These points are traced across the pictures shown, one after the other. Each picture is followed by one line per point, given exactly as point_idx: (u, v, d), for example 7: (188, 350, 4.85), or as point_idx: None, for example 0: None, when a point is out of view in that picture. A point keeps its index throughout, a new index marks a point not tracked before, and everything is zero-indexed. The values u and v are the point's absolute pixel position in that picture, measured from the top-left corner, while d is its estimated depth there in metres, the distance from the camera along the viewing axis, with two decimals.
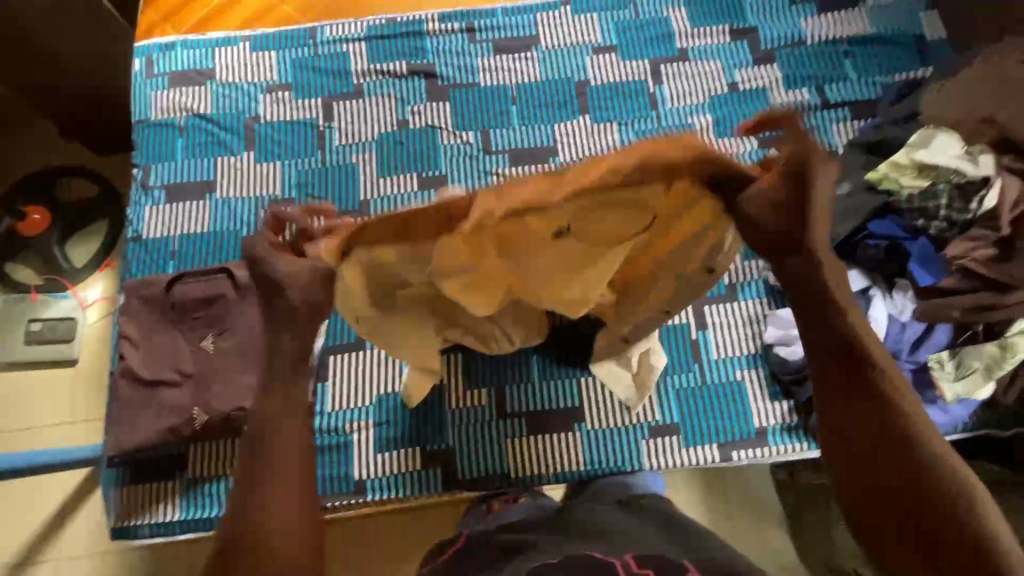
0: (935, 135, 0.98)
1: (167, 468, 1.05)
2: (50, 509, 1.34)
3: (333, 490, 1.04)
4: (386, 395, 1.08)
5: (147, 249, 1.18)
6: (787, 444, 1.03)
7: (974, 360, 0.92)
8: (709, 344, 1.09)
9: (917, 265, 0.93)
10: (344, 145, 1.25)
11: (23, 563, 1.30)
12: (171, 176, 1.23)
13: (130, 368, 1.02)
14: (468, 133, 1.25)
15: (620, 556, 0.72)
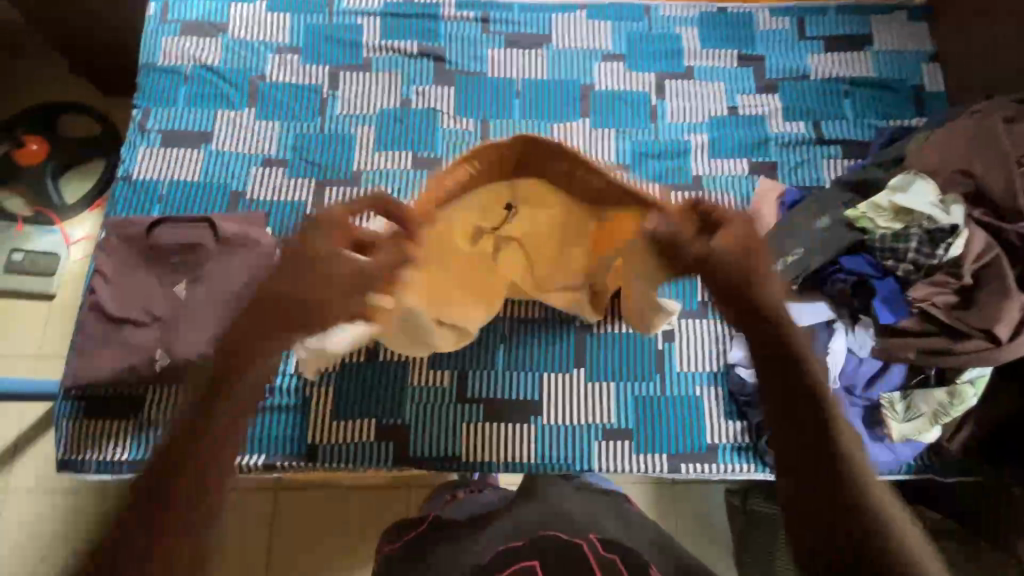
0: (915, 181, 0.99)
1: (122, 407, 1.05)
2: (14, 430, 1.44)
3: (284, 451, 1.04)
4: (350, 364, 1.09)
5: (135, 190, 1.19)
6: (734, 463, 1.04)
7: (923, 405, 0.97)
8: (673, 355, 1.10)
9: (881, 303, 0.96)
10: (344, 115, 1.26)
11: None
12: (169, 122, 1.23)
13: (99, 303, 1.02)
14: (469, 121, 1.27)
15: (585, 537, 0.74)
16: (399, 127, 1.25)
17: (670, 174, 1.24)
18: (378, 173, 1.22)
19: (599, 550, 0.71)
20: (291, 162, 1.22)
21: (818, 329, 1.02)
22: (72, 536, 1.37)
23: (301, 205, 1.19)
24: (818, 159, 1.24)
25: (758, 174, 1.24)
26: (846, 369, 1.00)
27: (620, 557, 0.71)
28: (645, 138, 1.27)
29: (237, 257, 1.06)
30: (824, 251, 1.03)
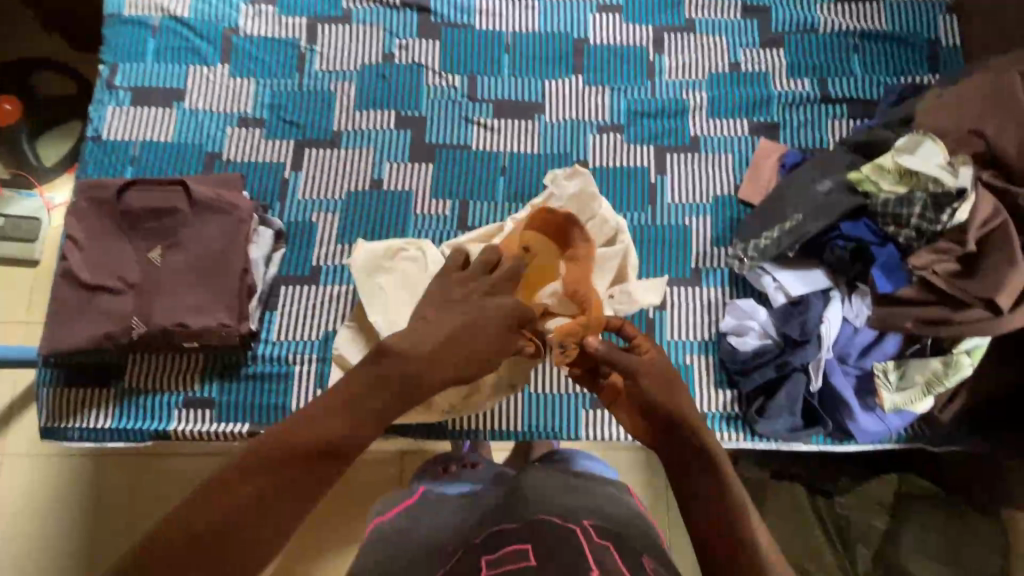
0: (923, 141, 0.94)
1: (102, 375, 1.04)
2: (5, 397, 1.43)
3: (268, 420, 1.03)
4: (333, 331, 1.07)
5: (105, 151, 1.13)
6: (724, 431, 1.03)
7: (917, 375, 0.94)
8: (664, 323, 1.08)
9: (880, 271, 0.93)
10: (323, 71, 1.19)
11: None
12: (138, 79, 1.17)
13: (71, 270, 0.99)
14: (454, 77, 1.20)
15: (578, 522, 0.73)
16: (381, 84, 1.19)
17: (667, 136, 1.18)
18: (360, 133, 1.16)
19: (593, 537, 0.69)
20: (267, 122, 1.16)
21: (816, 297, 0.99)
22: (68, 500, 1.38)
23: (279, 168, 1.14)
24: (823, 119, 1.17)
25: (759, 135, 1.18)
26: (840, 339, 0.98)
27: (614, 546, 0.69)
28: (640, 96, 1.20)
29: (213, 222, 1.02)
30: (823, 216, 0.99)
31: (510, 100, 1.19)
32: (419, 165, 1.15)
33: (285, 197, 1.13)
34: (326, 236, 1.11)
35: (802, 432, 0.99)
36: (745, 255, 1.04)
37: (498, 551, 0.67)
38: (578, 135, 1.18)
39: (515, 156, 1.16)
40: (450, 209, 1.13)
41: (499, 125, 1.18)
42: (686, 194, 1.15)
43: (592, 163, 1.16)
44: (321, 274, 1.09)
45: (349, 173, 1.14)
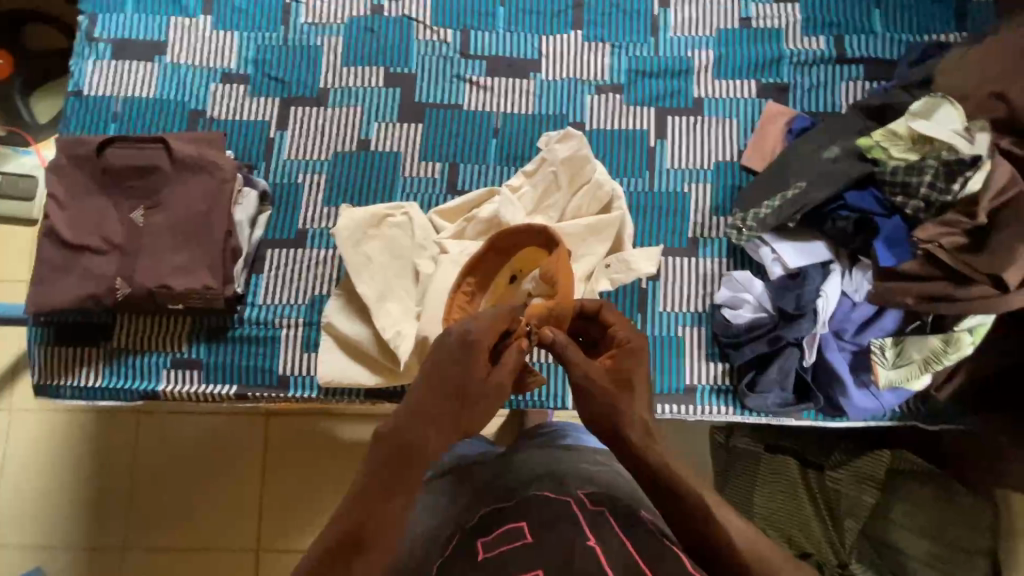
0: (940, 105, 0.87)
1: (92, 334, 1.04)
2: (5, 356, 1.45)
3: (256, 382, 1.03)
4: (320, 296, 1.05)
5: (87, 107, 1.10)
6: (712, 404, 1.02)
7: (915, 351, 0.92)
8: (657, 294, 1.05)
9: (883, 243, 0.90)
10: (310, 23, 1.13)
11: None
12: (119, 31, 1.12)
13: (54, 228, 0.98)
14: (447, 32, 1.14)
15: (572, 493, 0.72)
16: (370, 38, 1.13)
17: (668, 97, 1.12)
18: (347, 91, 1.11)
19: (588, 505, 0.68)
20: (252, 78, 1.12)
21: (815, 270, 0.96)
22: (73, 455, 1.42)
23: (264, 126, 1.10)
24: (837, 81, 1.10)
25: (766, 97, 1.12)
26: (838, 314, 0.95)
27: (608, 509, 0.68)
28: (642, 54, 1.13)
29: (195, 181, 1.00)
30: (829, 184, 0.94)
31: (505, 56, 1.13)
32: (408, 125, 1.11)
33: (271, 156, 1.09)
34: (312, 199, 1.08)
35: (792, 408, 0.97)
36: (743, 226, 0.99)
37: (493, 532, 0.66)
38: (575, 96, 1.12)
39: (509, 117, 1.11)
40: (439, 172, 1.10)
41: (493, 84, 1.12)
42: (686, 159, 1.10)
43: (589, 125, 1.11)
44: (307, 238, 1.07)
45: (336, 133, 1.10)
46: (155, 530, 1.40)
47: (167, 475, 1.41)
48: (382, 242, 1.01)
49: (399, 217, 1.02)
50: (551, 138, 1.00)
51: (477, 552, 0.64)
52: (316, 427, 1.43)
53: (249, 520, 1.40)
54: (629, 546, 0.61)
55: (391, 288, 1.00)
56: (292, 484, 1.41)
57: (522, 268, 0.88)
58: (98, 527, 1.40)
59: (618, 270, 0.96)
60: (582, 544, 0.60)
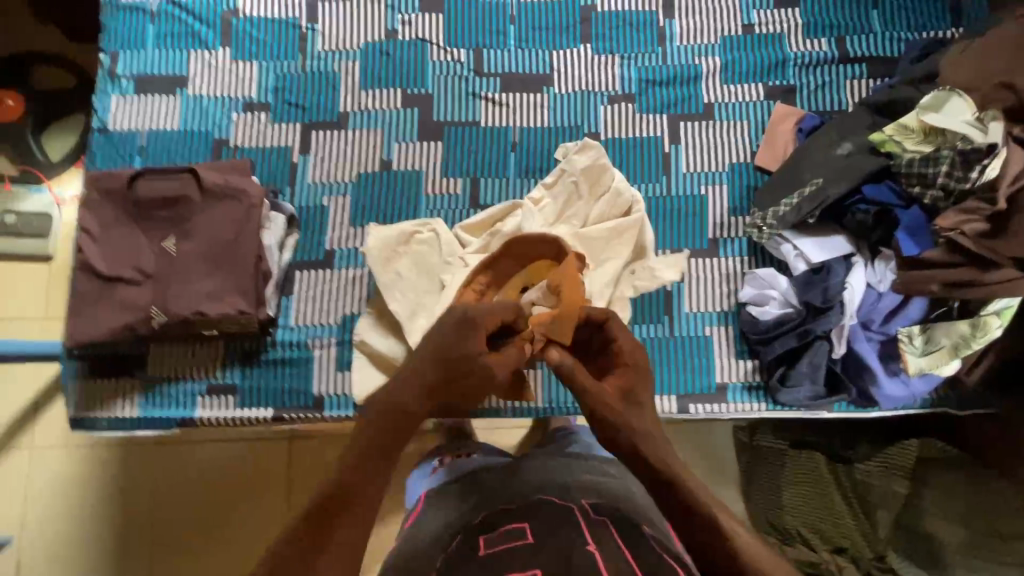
0: (949, 98, 0.90)
1: (127, 365, 1.05)
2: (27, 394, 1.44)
3: (292, 403, 1.04)
4: (352, 315, 1.07)
5: (113, 142, 1.12)
6: (744, 402, 1.03)
7: (943, 337, 0.93)
8: (683, 296, 1.07)
9: (904, 233, 0.91)
10: (327, 50, 1.16)
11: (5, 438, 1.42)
12: (140, 66, 1.15)
13: (87, 262, 0.99)
14: (460, 52, 1.17)
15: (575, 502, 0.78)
16: (386, 62, 1.16)
17: (680, 103, 1.15)
18: (367, 114, 1.14)
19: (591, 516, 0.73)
20: (273, 105, 1.14)
21: (838, 264, 0.98)
22: (97, 490, 1.41)
23: (287, 152, 1.13)
24: (841, 80, 1.14)
25: (774, 99, 1.15)
26: (864, 305, 0.97)
27: (611, 523, 0.72)
28: (651, 64, 1.16)
29: (224, 208, 1.02)
30: (846, 179, 0.97)
31: (519, 72, 1.16)
32: (428, 144, 1.13)
33: (295, 181, 1.12)
34: (338, 220, 1.10)
35: (824, 400, 0.99)
36: (764, 224, 1.01)
37: (496, 530, 0.72)
38: (589, 107, 1.15)
39: (526, 131, 1.14)
40: (461, 188, 1.12)
41: (508, 99, 1.15)
42: (701, 163, 1.12)
43: (604, 134, 1.14)
44: (336, 258, 1.08)
45: (358, 154, 1.13)
46: (184, 561, 1.38)
47: (194, 505, 1.41)
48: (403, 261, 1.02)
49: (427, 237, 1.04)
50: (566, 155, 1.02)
51: (481, 546, 0.69)
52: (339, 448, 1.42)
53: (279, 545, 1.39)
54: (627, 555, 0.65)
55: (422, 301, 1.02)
56: None
57: (534, 279, 0.93)
58: (126, 562, 1.38)
59: (642, 277, 0.99)
60: (581, 550, 0.65)
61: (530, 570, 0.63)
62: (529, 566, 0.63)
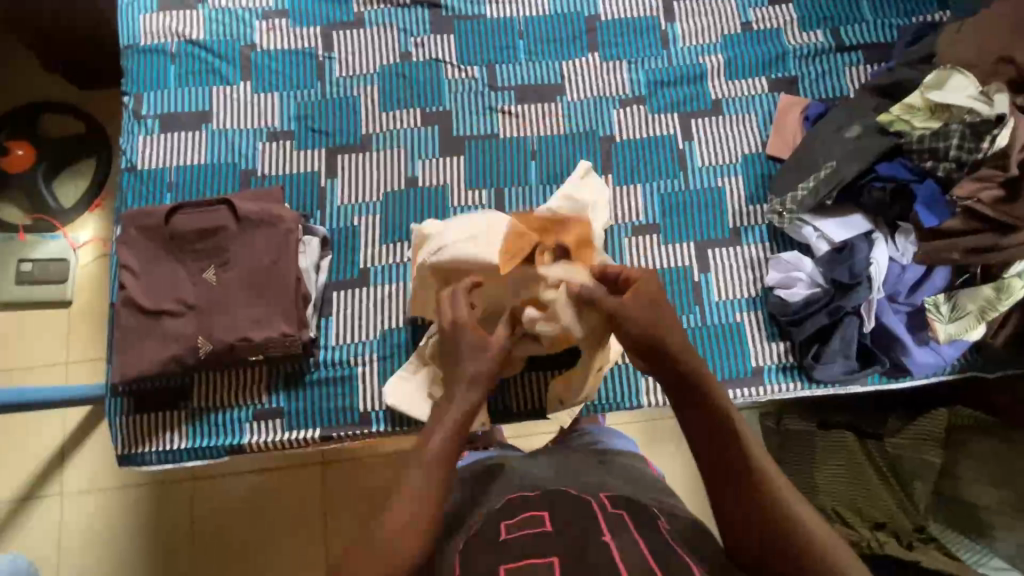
0: (950, 75, 0.98)
1: (172, 398, 1.06)
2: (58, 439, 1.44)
3: (339, 421, 1.06)
4: (391, 330, 1.09)
5: (142, 180, 1.15)
6: (780, 382, 1.05)
7: (969, 303, 0.97)
8: (710, 285, 1.10)
9: (922, 206, 0.97)
10: (345, 77, 1.20)
11: (40, 484, 1.42)
12: (164, 105, 1.18)
13: (131, 297, 1.01)
14: (473, 68, 1.21)
15: (594, 496, 0.78)
16: (403, 83, 1.20)
17: (689, 101, 1.19)
18: (389, 134, 1.18)
19: (609, 509, 0.73)
20: (297, 133, 1.18)
21: (860, 241, 1.02)
22: (134, 530, 1.40)
23: (314, 177, 1.16)
24: (841, 67, 1.19)
25: (778, 91, 1.19)
26: (889, 279, 1.01)
27: (629, 515, 0.72)
28: (658, 66, 1.21)
29: (261, 235, 1.04)
30: (859, 160, 1.01)
31: (532, 84, 1.21)
32: (451, 158, 1.17)
33: (325, 204, 1.14)
34: (369, 239, 1.13)
35: (858, 374, 1.02)
36: (783, 210, 1.06)
37: (517, 516, 0.72)
38: (602, 112, 1.19)
39: (544, 139, 1.18)
40: (486, 198, 1.15)
41: (523, 110, 1.19)
42: (714, 156, 1.17)
43: (619, 137, 1.18)
44: (371, 275, 1.11)
45: (383, 174, 1.16)
46: None
47: (232, 536, 1.40)
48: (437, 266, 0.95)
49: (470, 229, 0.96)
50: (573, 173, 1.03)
51: (501, 532, 0.70)
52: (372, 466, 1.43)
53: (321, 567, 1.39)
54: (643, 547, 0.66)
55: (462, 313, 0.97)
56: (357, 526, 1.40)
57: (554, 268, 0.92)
58: None
59: None
60: (597, 542, 0.65)
61: (547, 557, 0.64)
62: (547, 554, 0.64)
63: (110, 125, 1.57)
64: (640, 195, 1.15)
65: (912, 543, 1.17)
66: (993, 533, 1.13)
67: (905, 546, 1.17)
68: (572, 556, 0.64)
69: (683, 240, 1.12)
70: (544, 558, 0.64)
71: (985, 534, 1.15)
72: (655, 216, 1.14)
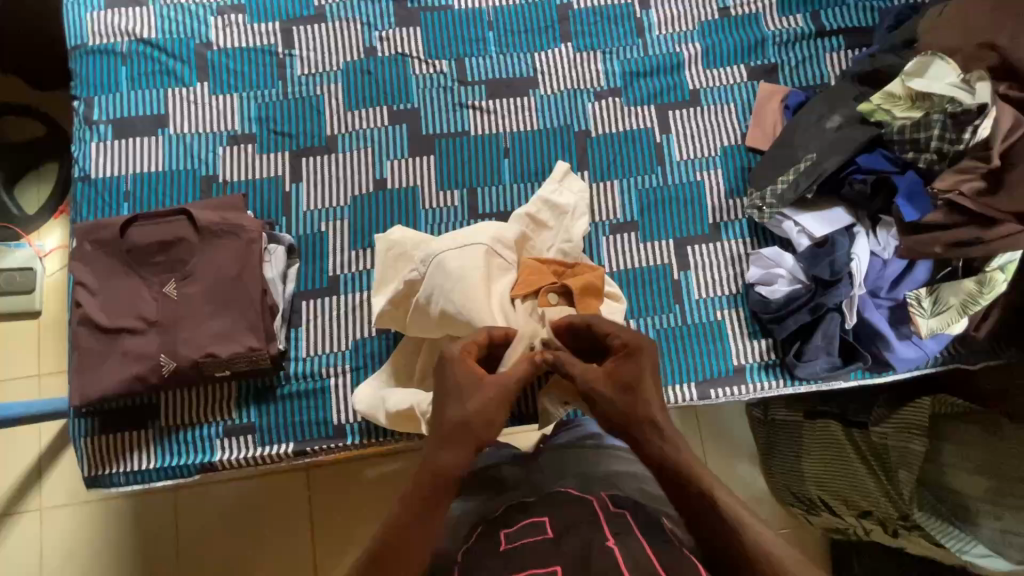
0: (931, 62, 0.94)
1: (139, 417, 1.03)
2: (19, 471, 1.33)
3: (313, 436, 1.03)
4: (363, 339, 1.06)
5: (97, 190, 1.10)
6: (762, 381, 1.04)
7: (951, 297, 0.96)
8: (691, 283, 1.07)
9: (904, 199, 0.95)
10: (306, 75, 1.15)
11: None
12: (116, 110, 1.12)
13: (88, 316, 0.97)
14: (442, 63, 1.16)
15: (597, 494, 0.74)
16: (367, 80, 1.15)
17: (666, 93, 1.15)
18: (355, 134, 1.13)
19: (610, 507, 0.69)
20: (259, 135, 1.12)
21: (842, 236, 1.00)
22: None
23: (279, 182, 1.11)
24: (821, 54, 1.15)
25: (757, 79, 1.16)
26: (871, 274, 0.99)
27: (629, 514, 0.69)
28: (633, 56, 1.17)
29: (223, 246, 1.00)
30: (840, 151, 0.99)
31: (502, 77, 1.16)
32: (421, 159, 1.12)
33: (290, 210, 1.10)
34: (337, 245, 1.09)
35: (840, 370, 1.00)
36: (764, 204, 1.03)
37: (515, 524, 0.68)
38: (577, 105, 1.15)
39: (517, 135, 1.14)
40: (458, 200, 1.11)
41: (494, 106, 1.14)
42: (693, 149, 1.13)
43: (595, 132, 1.14)
44: (340, 283, 1.07)
45: (350, 177, 1.11)
46: None
47: None
48: (445, 265, 0.91)
49: (489, 259, 0.92)
50: (552, 175, 1.04)
51: (502, 541, 0.65)
52: (352, 470, 1.34)
53: (305, 565, 1.30)
54: (650, 553, 0.60)
55: (457, 321, 0.89)
56: (343, 532, 1.31)
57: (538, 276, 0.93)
58: None
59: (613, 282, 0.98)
60: (601, 544, 0.61)
61: (549, 567, 0.59)
62: (549, 564, 0.59)
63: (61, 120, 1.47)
64: (616, 192, 1.11)
65: (897, 530, 1.19)
66: (976, 520, 1.12)
67: (895, 533, 1.20)
68: (574, 564, 0.59)
69: (661, 237, 1.09)
70: (545, 568, 0.59)
71: (968, 520, 1.13)
72: (632, 214, 1.10)
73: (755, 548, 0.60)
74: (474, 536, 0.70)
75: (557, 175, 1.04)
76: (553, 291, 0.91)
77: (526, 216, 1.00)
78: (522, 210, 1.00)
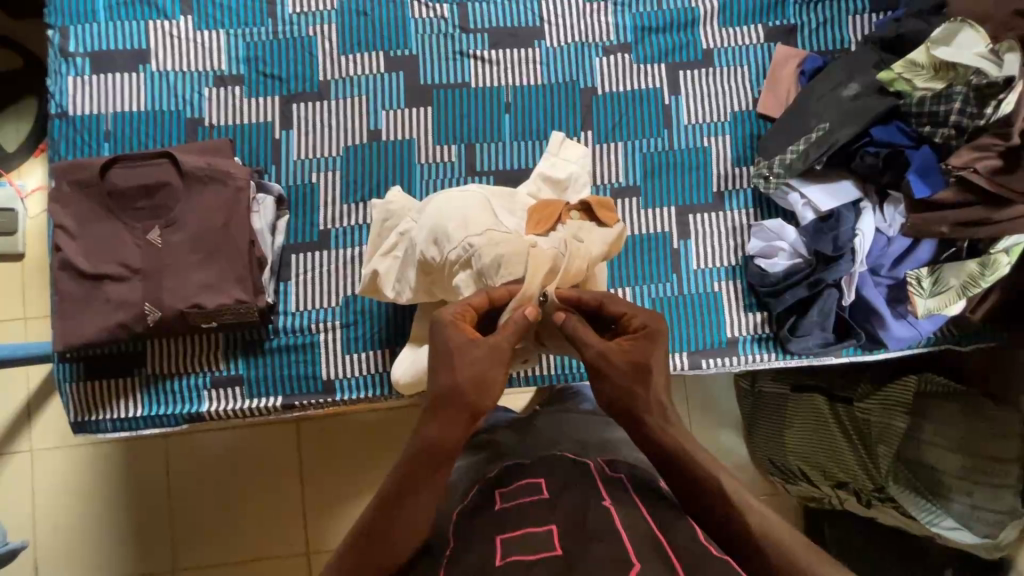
0: (961, 29, 0.89)
1: (125, 365, 1.01)
2: (5, 414, 1.32)
3: (302, 390, 1.02)
4: (352, 296, 1.03)
5: (76, 128, 1.04)
6: (755, 353, 1.04)
7: (952, 278, 0.95)
8: (690, 253, 1.05)
9: (916, 175, 0.92)
10: (298, 13, 1.08)
11: None
12: (94, 42, 1.05)
13: (68, 261, 0.94)
14: (443, 7, 1.09)
15: (594, 459, 0.72)
16: (364, 21, 1.08)
17: (678, 51, 1.09)
18: (349, 81, 1.07)
19: (608, 471, 0.68)
20: (246, 77, 1.06)
21: (848, 210, 0.98)
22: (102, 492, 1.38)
23: (268, 128, 1.06)
24: (843, 16, 1.09)
25: (774, 41, 1.10)
26: (873, 251, 0.97)
27: (628, 478, 0.67)
28: (646, 9, 1.10)
29: (208, 194, 0.96)
30: (854, 122, 0.95)
31: (506, 26, 1.09)
32: (418, 110, 1.07)
33: (280, 158, 1.06)
34: (329, 198, 1.05)
35: (834, 346, 1.00)
36: (771, 174, 1.00)
37: (512, 484, 0.67)
38: (583, 60, 1.09)
39: (520, 90, 1.08)
40: (456, 155, 1.07)
41: (497, 57, 1.08)
42: (703, 113, 1.08)
43: (601, 90, 1.09)
44: (331, 238, 1.04)
45: (342, 125, 1.06)
46: (204, 547, 1.32)
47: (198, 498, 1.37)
48: (444, 204, 0.84)
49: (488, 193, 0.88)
50: (548, 147, 0.98)
51: (497, 500, 0.65)
52: (341, 426, 1.35)
53: (292, 514, 1.33)
54: (650, 520, 0.59)
55: (509, 256, 0.74)
56: (335, 484, 1.33)
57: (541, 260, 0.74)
58: (146, 551, 1.31)
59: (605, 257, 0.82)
60: (597, 505, 0.60)
61: (545, 524, 0.58)
62: (546, 522, 0.59)
63: (34, 47, 1.38)
64: (619, 155, 1.07)
65: (870, 501, 1.19)
66: (949, 495, 1.13)
67: (868, 504, 1.20)
68: (568, 522, 0.58)
69: (663, 204, 1.06)
70: (541, 526, 0.58)
71: (940, 495, 1.14)
72: (635, 178, 1.07)
73: (744, 525, 0.59)
74: (468, 498, 0.70)
75: (552, 146, 0.97)
76: (574, 210, 0.83)
77: (532, 197, 0.92)
78: (526, 192, 0.92)
